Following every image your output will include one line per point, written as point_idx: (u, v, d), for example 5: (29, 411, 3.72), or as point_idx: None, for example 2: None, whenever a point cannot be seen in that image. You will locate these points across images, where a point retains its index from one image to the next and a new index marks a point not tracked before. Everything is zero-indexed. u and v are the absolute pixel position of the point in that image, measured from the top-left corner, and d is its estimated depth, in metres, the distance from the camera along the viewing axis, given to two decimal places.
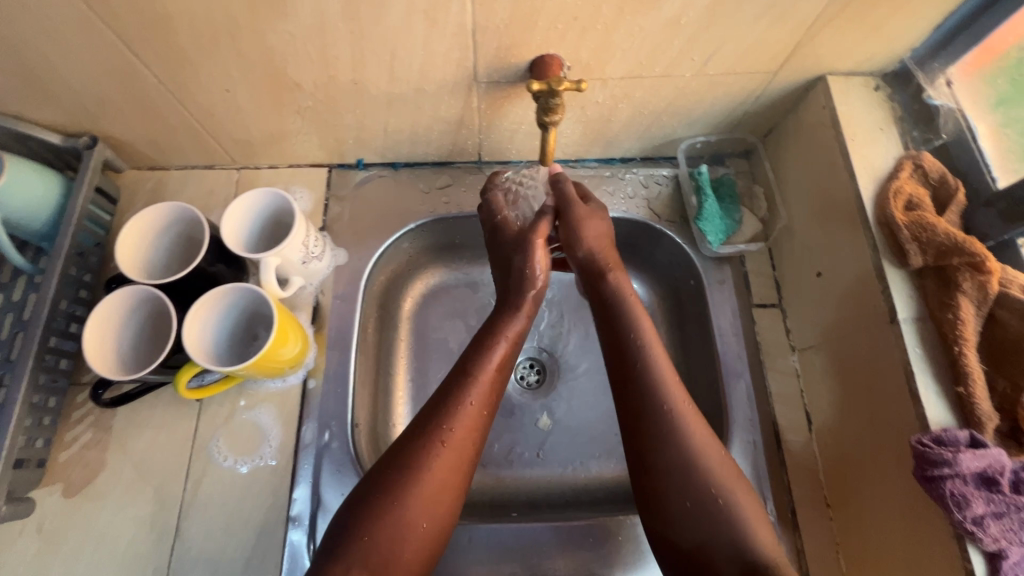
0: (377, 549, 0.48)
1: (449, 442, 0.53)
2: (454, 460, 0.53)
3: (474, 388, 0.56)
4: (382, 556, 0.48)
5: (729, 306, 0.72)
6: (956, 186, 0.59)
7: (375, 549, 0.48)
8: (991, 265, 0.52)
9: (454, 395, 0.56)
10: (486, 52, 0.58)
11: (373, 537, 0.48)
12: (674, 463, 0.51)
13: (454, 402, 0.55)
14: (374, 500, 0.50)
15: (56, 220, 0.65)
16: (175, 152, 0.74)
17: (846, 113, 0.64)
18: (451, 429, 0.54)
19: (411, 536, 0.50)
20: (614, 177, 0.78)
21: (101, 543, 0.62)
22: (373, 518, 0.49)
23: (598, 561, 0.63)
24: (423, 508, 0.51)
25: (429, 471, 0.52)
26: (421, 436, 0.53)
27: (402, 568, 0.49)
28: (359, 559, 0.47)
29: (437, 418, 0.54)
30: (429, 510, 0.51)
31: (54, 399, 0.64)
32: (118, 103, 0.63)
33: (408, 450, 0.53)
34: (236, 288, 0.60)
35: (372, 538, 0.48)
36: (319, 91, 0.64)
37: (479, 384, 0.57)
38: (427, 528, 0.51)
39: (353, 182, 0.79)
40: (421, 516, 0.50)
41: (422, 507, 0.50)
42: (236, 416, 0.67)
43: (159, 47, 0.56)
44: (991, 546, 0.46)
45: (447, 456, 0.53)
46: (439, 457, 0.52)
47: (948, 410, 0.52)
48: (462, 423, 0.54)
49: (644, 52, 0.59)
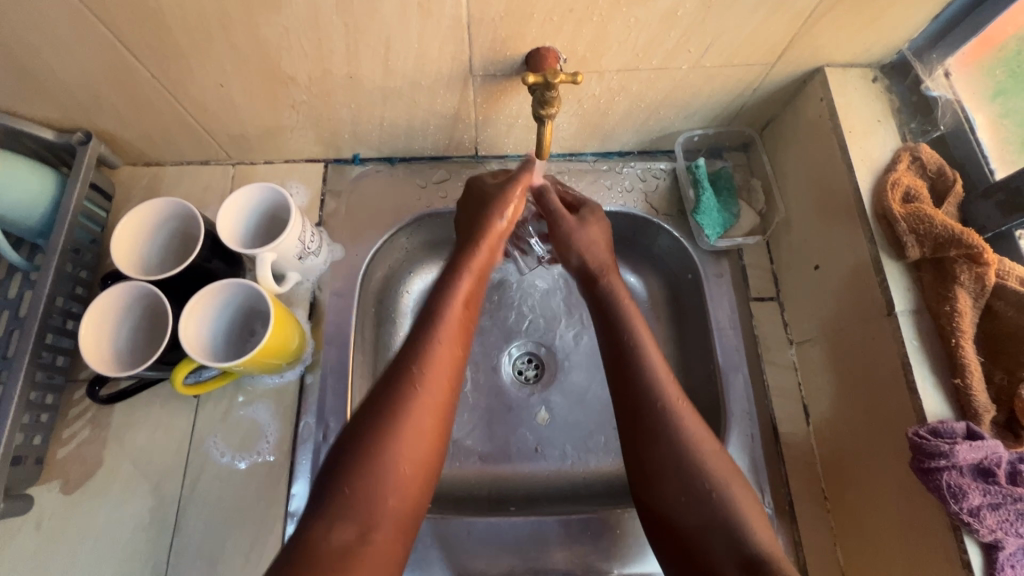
0: (360, 498, 0.48)
1: (423, 384, 0.53)
2: (433, 408, 0.53)
3: (443, 327, 0.57)
4: (366, 506, 0.48)
5: (727, 300, 0.72)
6: (954, 178, 0.59)
7: (360, 499, 0.48)
8: (988, 257, 0.52)
9: (423, 337, 0.56)
10: (481, 45, 0.58)
11: (356, 488, 0.48)
12: (672, 461, 0.53)
13: (427, 345, 0.56)
14: (355, 448, 0.50)
15: (51, 217, 0.65)
16: (169, 147, 0.73)
17: (843, 105, 0.63)
18: (425, 373, 0.54)
19: (395, 484, 0.50)
20: (612, 171, 0.78)
21: (100, 540, 0.62)
22: (357, 470, 0.49)
23: (596, 554, 0.64)
24: (404, 454, 0.51)
25: (406, 414, 0.52)
26: (394, 381, 0.53)
27: (388, 516, 0.49)
28: (345, 511, 0.47)
29: (407, 364, 0.54)
30: (411, 456, 0.51)
31: (52, 396, 0.63)
32: (112, 98, 0.63)
33: (385, 397, 0.52)
34: (232, 284, 0.59)
35: (356, 488, 0.48)
36: (314, 85, 0.63)
37: (450, 326, 0.58)
38: (410, 474, 0.51)
39: (349, 177, 0.78)
40: (403, 462, 0.50)
41: (402, 453, 0.50)
42: (234, 412, 0.67)
43: (152, 42, 0.56)
44: (988, 537, 0.47)
45: (422, 399, 0.53)
46: (414, 401, 0.52)
47: (945, 401, 0.52)
48: (434, 364, 0.55)
49: (641, 45, 0.59)
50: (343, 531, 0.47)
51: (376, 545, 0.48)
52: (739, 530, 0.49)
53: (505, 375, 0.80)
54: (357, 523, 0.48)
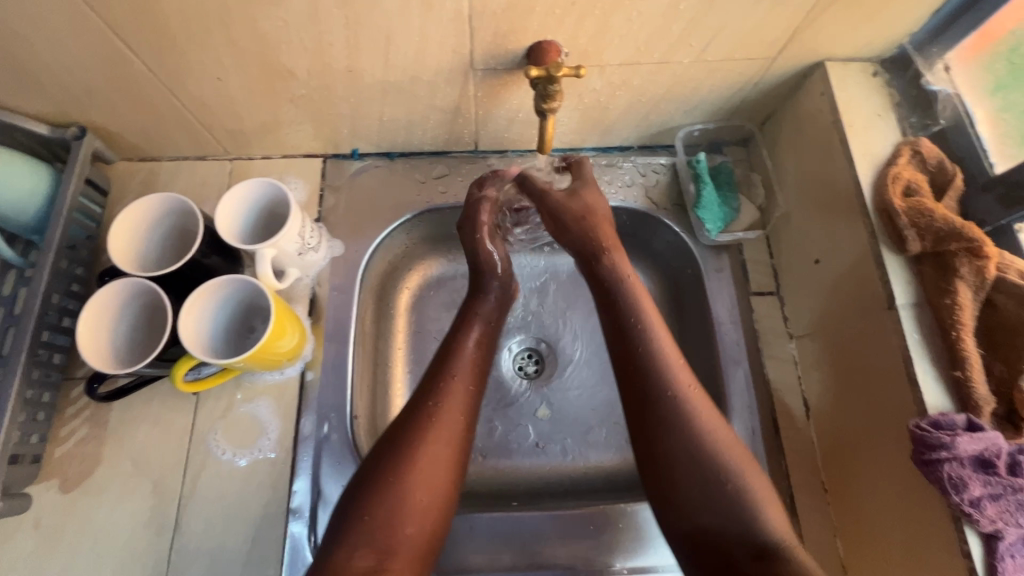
0: (377, 525, 0.49)
1: (436, 417, 0.55)
2: (450, 441, 0.54)
3: (458, 362, 0.60)
4: (385, 533, 0.49)
5: (727, 295, 0.72)
6: (954, 172, 0.59)
7: (379, 528, 0.49)
8: (988, 250, 0.52)
9: (437, 373, 0.58)
10: (483, 38, 0.57)
11: (374, 515, 0.49)
12: (679, 445, 0.52)
13: (443, 379, 0.58)
14: (373, 480, 0.51)
15: (46, 213, 0.64)
16: (166, 142, 0.73)
17: (844, 100, 0.63)
18: (439, 407, 0.56)
19: (411, 511, 0.50)
20: (612, 166, 0.78)
21: (100, 539, 0.61)
22: (374, 498, 0.50)
23: (599, 548, 0.64)
24: (420, 483, 0.51)
25: (420, 445, 0.53)
26: (411, 414, 0.55)
27: (407, 542, 0.50)
28: (365, 537, 0.49)
29: (425, 398, 0.56)
30: (426, 486, 0.52)
31: (49, 394, 0.63)
32: (107, 93, 0.62)
33: (402, 432, 0.54)
34: (231, 280, 0.59)
35: (373, 515, 0.49)
36: (313, 79, 0.62)
37: (466, 362, 0.60)
38: (427, 502, 0.52)
39: (348, 172, 0.78)
40: (418, 489, 0.51)
41: (418, 482, 0.51)
42: (234, 409, 0.66)
43: (148, 35, 0.55)
44: (988, 527, 0.47)
45: (437, 431, 0.54)
46: (429, 435, 0.54)
47: (945, 394, 0.53)
48: (446, 398, 0.56)
49: (643, 38, 0.58)
50: (364, 558, 0.48)
51: (396, 574, 0.48)
52: (744, 511, 0.49)
53: (505, 371, 0.79)
54: (376, 550, 0.48)
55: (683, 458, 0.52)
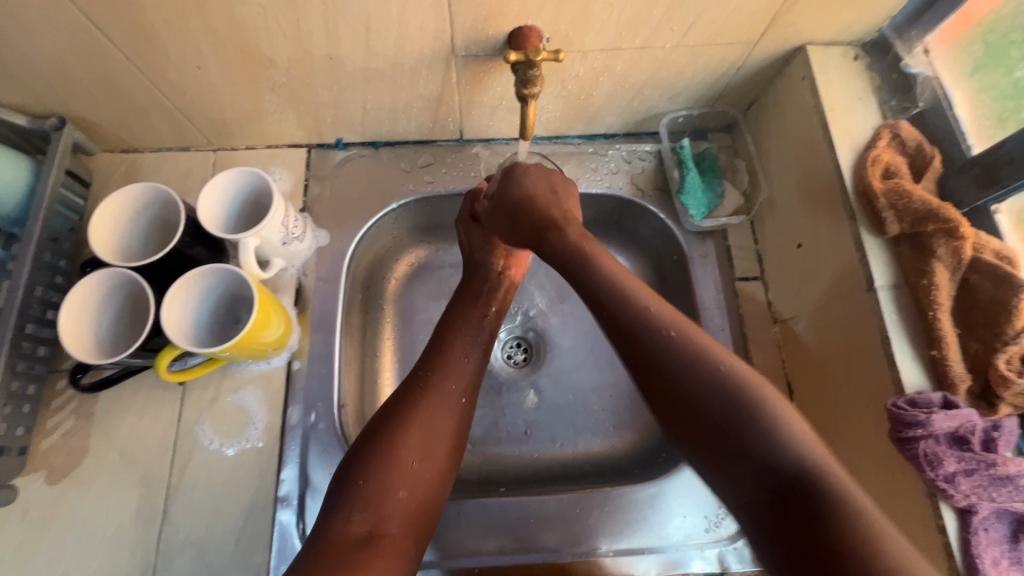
0: (374, 489, 0.50)
1: (431, 388, 0.57)
2: (446, 416, 0.56)
3: (456, 338, 0.62)
4: (378, 496, 0.50)
5: (712, 280, 0.73)
6: (932, 154, 0.59)
7: (372, 490, 0.50)
8: (965, 230, 0.52)
9: (437, 351, 0.61)
10: (463, 24, 0.57)
11: (369, 480, 0.50)
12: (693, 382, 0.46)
13: (440, 356, 0.60)
14: (367, 447, 0.52)
15: (27, 205, 0.64)
16: (147, 132, 0.72)
17: (825, 84, 0.64)
18: (434, 380, 0.57)
19: (404, 476, 0.51)
20: (597, 153, 0.78)
21: (88, 529, 0.62)
22: (369, 464, 0.51)
23: (585, 532, 0.64)
24: (414, 447, 0.53)
25: (413, 412, 0.54)
26: (408, 387, 0.57)
27: (400, 507, 0.50)
28: (359, 502, 0.49)
29: (422, 372, 0.58)
30: (421, 451, 0.53)
31: (34, 386, 0.63)
32: (85, 82, 0.61)
33: (398, 402, 0.56)
34: (213, 269, 0.58)
35: (368, 480, 0.50)
36: (294, 67, 0.62)
37: (463, 340, 0.62)
38: (420, 468, 0.52)
39: (332, 162, 0.78)
40: (412, 454, 0.52)
41: (412, 447, 0.52)
42: (221, 399, 0.67)
43: (124, 24, 0.54)
44: (962, 502, 0.48)
45: (429, 401, 0.56)
46: (424, 405, 0.55)
47: (922, 372, 0.53)
48: (442, 370, 0.59)
49: (623, 23, 0.58)
50: (361, 520, 0.48)
51: (390, 538, 0.48)
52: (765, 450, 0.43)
53: (494, 360, 0.80)
54: (371, 515, 0.49)
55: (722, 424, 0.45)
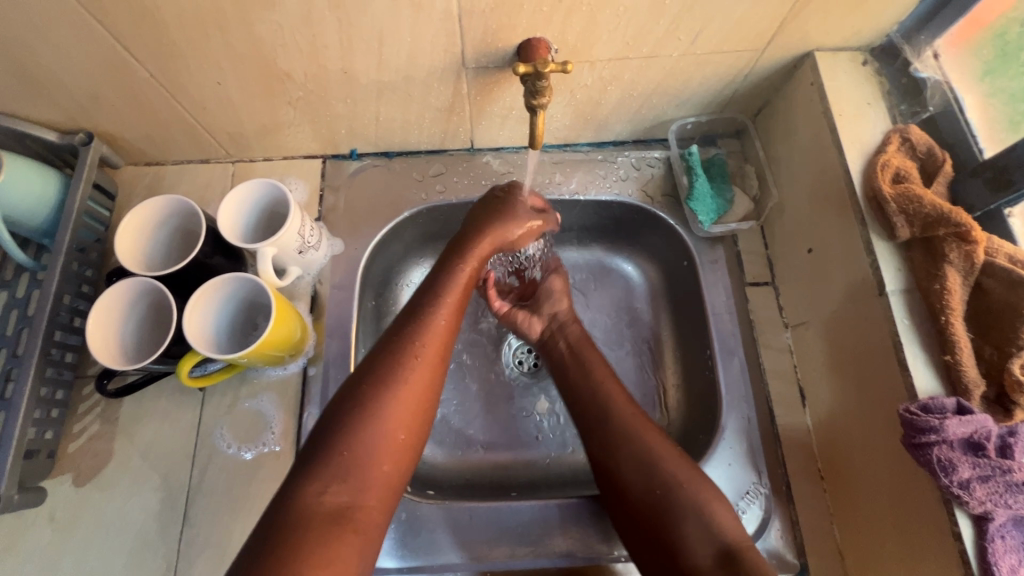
0: (356, 462, 0.50)
1: (422, 359, 0.56)
2: (429, 383, 0.56)
3: (444, 307, 0.60)
4: (360, 466, 0.50)
5: (722, 286, 0.73)
6: (943, 158, 0.59)
7: (354, 458, 0.50)
8: (976, 235, 0.53)
9: (423, 315, 0.59)
10: (473, 37, 0.59)
11: (352, 450, 0.50)
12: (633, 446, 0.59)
13: (428, 321, 0.58)
14: (352, 415, 0.51)
15: (56, 217, 0.66)
16: (170, 147, 0.75)
17: (833, 89, 0.64)
18: (423, 351, 0.56)
19: (388, 450, 0.52)
20: (606, 161, 0.79)
21: (113, 531, 0.64)
22: (353, 434, 0.51)
23: (596, 538, 0.65)
24: (399, 420, 0.53)
25: (404, 384, 0.54)
26: (395, 352, 0.56)
27: (379, 479, 0.51)
28: (338, 474, 0.49)
29: (409, 336, 0.57)
30: (405, 423, 0.53)
31: (61, 392, 0.65)
32: (111, 99, 0.64)
33: (383, 367, 0.54)
34: (234, 277, 0.60)
35: (353, 451, 0.50)
36: (309, 82, 0.64)
37: (450, 306, 0.61)
38: (402, 442, 0.53)
39: (347, 172, 0.80)
40: (398, 427, 0.53)
41: (398, 419, 0.53)
42: (239, 404, 0.68)
43: (149, 42, 0.57)
44: (978, 509, 0.47)
45: (418, 371, 0.55)
46: (414, 375, 0.55)
47: (935, 378, 0.53)
48: (432, 339, 0.58)
49: (630, 34, 0.59)
50: (340, 493, 0.48)
51: (365, 510, 0.49)
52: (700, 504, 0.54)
53: (504, 365, 0.81)
54: (350, 487, 0.49)
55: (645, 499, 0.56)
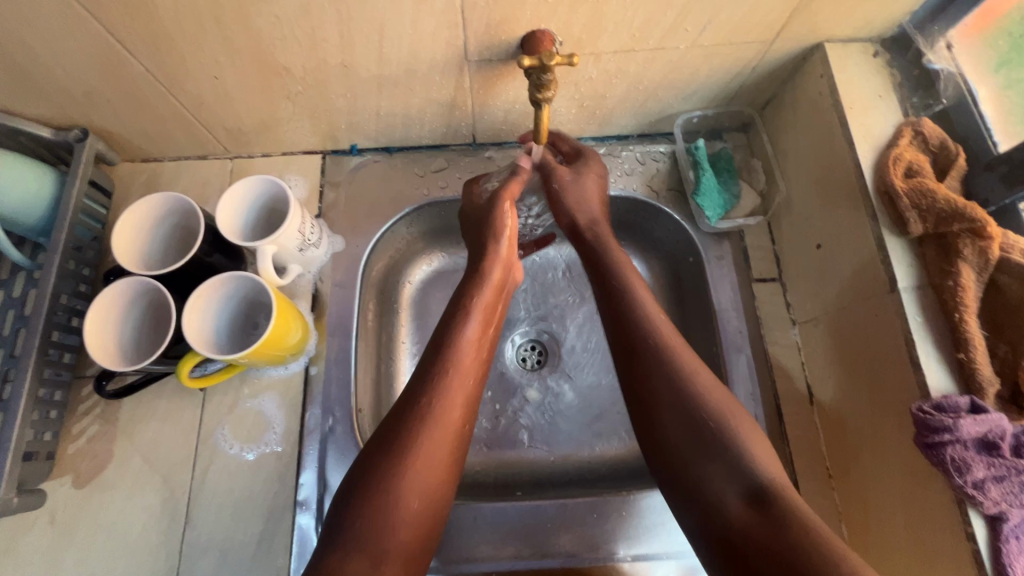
0: (372, 533, 0.49)
1: (434, 420, 0.54)
2: (442, 442, 0.54)
3: (455, 360, 0.58)
4: (376, 540, 0.49)
5: (729, 282, 0.72)
6: (957, 151, 0.58)
7: (371, 530, 0.49)
8: (992, 230, 0.51)
9: (434, 371, 0.57)
10: (475, 29, 0.57)
11: (366, 521, 0.49)
12: (672, 398, 0.54)
13: (440, 381, 0.56)
14: (367, 489, 0.50)
15: (52, 215, 0.65)
16: (168, 142, 0.73)
17: (843, 81, 0.62)
18: (434, 410, 0.54)
19: (404, 519, 0.50)
20: (610, 155, 0.78)
21: (114, 532, 0.63)
22: (369, 507, 0.49)
23: (602, 538, 0.64)
24: (414, 489, 0.51)
25: (415, 453, 0.52)
26: (406, 415, 0.54)
27: (398, 550, 0.49)
28: (354, 545, 0.48)
29: (421, 395, 0.55)
30: (420, 491, 0.52)
31: (60, 392, 0.64)
32: (107, 94, 0.63)
33: (395, 432, 0.53)
34: (233, 276, 0.59)
35: (366, 526, 0.49)
36: (309, 76, 0.63)
37: (464, 359, 0.58)
38: (418, 509, 0.51)
39: (347, 168, 0.78)
40: (412, 496, 0.51)
41: (412, 488, 0.51)
42: (241, 404, 0.68)
43: (145, 36, 0.55)
44: (992, 509, 0.47)
45: (429, 434, 0.53)
46: (425, 440, 0.53)
47: (948, 376, 0.52)
48: (444, 398, 0.55)
49: (636, 26, 0.58)
50: (358, 567, 0.47)
51: None
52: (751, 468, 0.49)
53: (508, 363, 0.80)
54: (368, 559, 0.48)
55: (681, 431, 0.53)
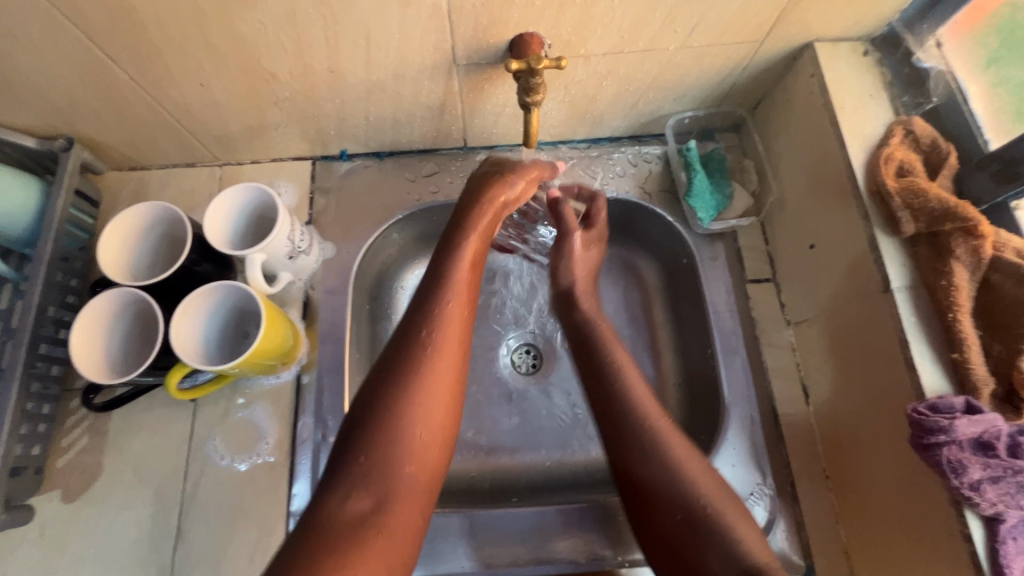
0: (375, 468, 0.45)
1: (436, 349, 0.49)
2: (444, 370, 0.49)
3: (450, 288, 0.52)
4: (382, 476, 0.45)
5: (723, 283, 0.72)
6: (947, 150, 0.58)
7: (377, 466, 0.45)
8: (985, 228, 0.51)
9: (431, 298, 0.51)
10: (463, 33, 0.57)
11: (369, 453, 0.45)
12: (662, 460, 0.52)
13: (437, 305, 0.51)
14: (365, 425, 0.46)
15: (37, 226, 0.64)
16: (155, 151, 0.73)
17: (833, 81, 0.62)
18: (431, 336, 0.50)
19: (412, 451, 0.46)
20: (602, 157, 0.77)
21: (104, 547, 0.62)
22: (371, 440, 0.46)
23: (597, 544, 0.64)
24: (417, 418, 0.47)
25: (419, 380, 0.48)
26: (404, 343, 0.49)
27: (406, 485, 0.45)
28: (358, 482, 0.44)
29: (416, 320, 0.50)
30: (425, 420, 0.47)
31: (48, 406, 0.63)
32: (91, 103, 0.62)
33: (391, 361, 0.49)
34: (223, 285, 0.59)
35: (371, 459, 0.45)
36: (295, 82, 0.62)
37: (459, 287, 0.53)
38: (426, 441, 0.47)
39: (337, 173, 0.78)
40: (418, 426, 0.47)
41: (416, 418, 0.47)
42: (233, 414, 0.67)
43: (128, 44, 0.55)
44: (988, 510, 0.46)
45: (429, 360, 0.49)
46: (425, 367, 0.48)
47: (943, 376, 0.52)
48: (445, 329, 0.50)
49: (626, 26, 0.57)
50: (359, 502, 0.44)
51: (395, 517, 0.44)
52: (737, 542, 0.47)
53: (502, 368, 0.79)
54: (373, 493, 0.44)
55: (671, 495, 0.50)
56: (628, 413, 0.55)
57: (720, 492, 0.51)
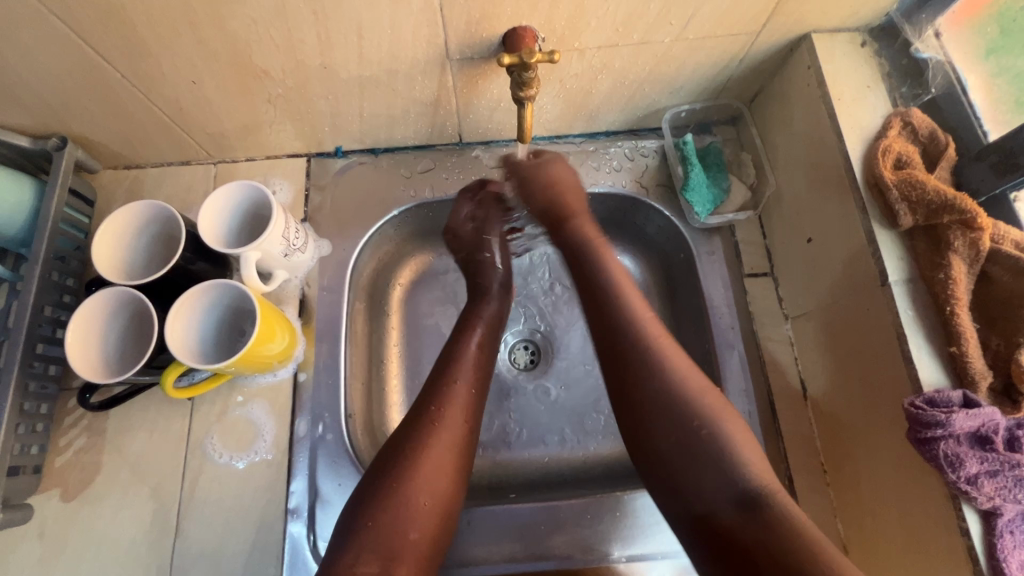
0: (381, 530, 0.49)
1: (440, 425, 0.56)
2: (447, 444, 0.55)
3: (460, 371, 0.61)
4: (387, 535, 0.49)
5: (720, 278, 0.71)
6: (946, 142, 0.57)
7: (384, 528, 0.49)
8: (982, 221, 0.51)
9: (442, 382, 0.59)
10: (456, 27, 0.56)
11: (377, 520, 0.49)
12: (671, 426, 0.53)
13: (445, 386, 0.59)
14: (376, 487, 0.51)
15: (32, 226, 0.64)
16: (149, 149, 0.72)
17: (831, 72, 0.62)
18: (439, 411, 0.57)
19: (416, 515, 0.51)
20: (598, 152, 0.77)
21: (104, 545, 0.62)
22: (382, 501, 0.50)
23: (595, 539, 0.64)
24: (422, 486, 0.52)
25: (424, 452, 0.53)
26: (415, 419, 0.56)
27: (410, 548, 0.50)
28: (368, 543, 0.48)
29: (427, 399, 0.58)
30: (429, 487, 0.52)
31: (46, 405, 0.63)
32: (83, 102, 0.62)
33: (405, 435, 0.55)
34: (217, 283, 0.59)
35: (377, 523, 0.49)
36: (288, 78, 0.62)
37: (467, 371, 0.61)
38: (430, 506, 0.52)
39: (332, 170, 0.77)
40: (423, 495, 0.52)
41: (421, 486, 0.52)
42: (230, 412, 0.67)
43: (117, 42, 0.54)
44: (986, 504, 0.46)
45: (438, 433, 0.55)
46: (432, 440, 0.54)
47: (941, 370, 0.52)
48: (451, 404, 0.58)
49: (621, 19, 0.57)
50: (368, 562, 0.48)
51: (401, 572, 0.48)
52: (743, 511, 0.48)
53: (500, 364, 0.79)
54: (378, 553, 0.48)
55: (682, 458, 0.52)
56: (631, 407, 0.56)
57: (717, 487, 0.50)
